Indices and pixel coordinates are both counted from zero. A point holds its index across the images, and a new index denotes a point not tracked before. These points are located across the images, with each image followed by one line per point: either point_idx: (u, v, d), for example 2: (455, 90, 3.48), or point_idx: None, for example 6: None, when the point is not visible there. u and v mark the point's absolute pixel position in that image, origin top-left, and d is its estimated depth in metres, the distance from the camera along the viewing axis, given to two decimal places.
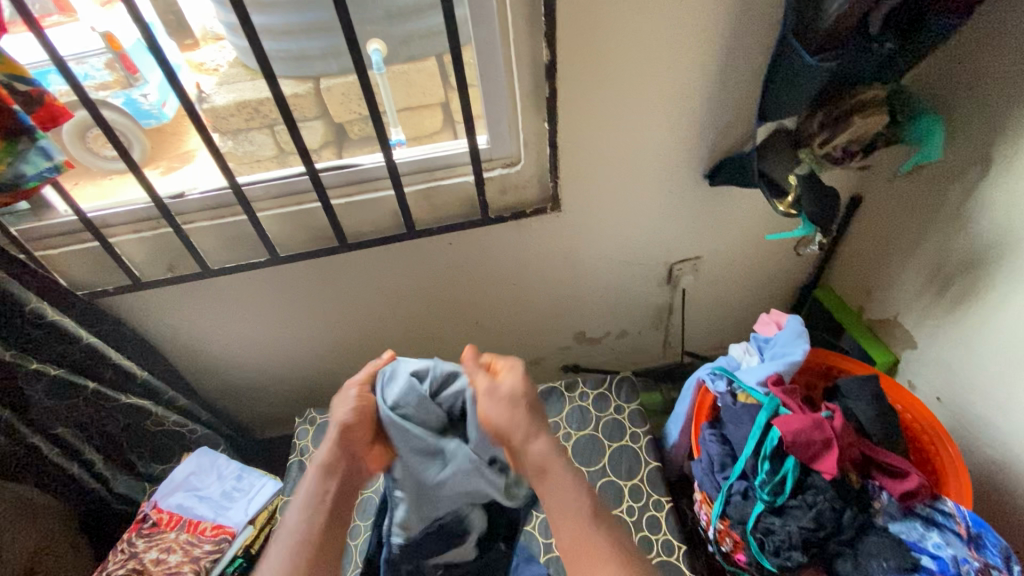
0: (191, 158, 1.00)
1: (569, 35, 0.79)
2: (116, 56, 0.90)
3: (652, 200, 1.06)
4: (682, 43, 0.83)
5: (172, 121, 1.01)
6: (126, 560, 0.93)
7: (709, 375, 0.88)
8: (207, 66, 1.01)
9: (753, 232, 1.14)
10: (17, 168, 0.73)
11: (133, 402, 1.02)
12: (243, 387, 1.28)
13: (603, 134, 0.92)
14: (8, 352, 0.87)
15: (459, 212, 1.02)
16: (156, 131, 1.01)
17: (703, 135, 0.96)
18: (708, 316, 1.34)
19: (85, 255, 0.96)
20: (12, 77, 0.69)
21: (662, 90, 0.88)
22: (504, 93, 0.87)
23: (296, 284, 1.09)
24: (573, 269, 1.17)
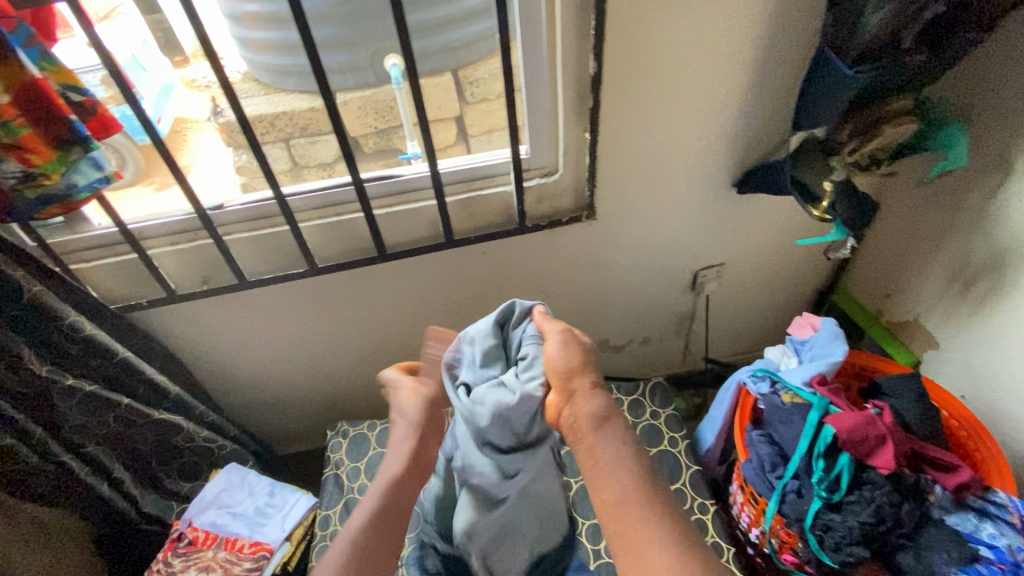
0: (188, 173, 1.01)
1: (614, 48, 0.82)
2: (113, 73, 0.89)
3: (682, 209, 1.08)
4: (719, 57, 0.87)
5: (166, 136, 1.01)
6: None
7: (751, 376, 0.90)
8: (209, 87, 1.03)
9: (775, 239, 1.18)
10: (69, 179, 0.71)
11: (166, 417, 1.00)
12: (267, 402, 1.26)
13: (640, 144, 0.95)
14: (44, 366, 0.84)
15: (495, 221, 1.03)
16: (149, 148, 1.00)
17: (734, 145, 0.99)
18: (728, 322, 1.36)
19: (120, 267, 0.94)
20: (66, 86, 0.68)
21: (698, 102, 0.92)
22: (547, 103, 0.90)
23: (330, 296, 1.08)
24: (601, 277, 1.19)
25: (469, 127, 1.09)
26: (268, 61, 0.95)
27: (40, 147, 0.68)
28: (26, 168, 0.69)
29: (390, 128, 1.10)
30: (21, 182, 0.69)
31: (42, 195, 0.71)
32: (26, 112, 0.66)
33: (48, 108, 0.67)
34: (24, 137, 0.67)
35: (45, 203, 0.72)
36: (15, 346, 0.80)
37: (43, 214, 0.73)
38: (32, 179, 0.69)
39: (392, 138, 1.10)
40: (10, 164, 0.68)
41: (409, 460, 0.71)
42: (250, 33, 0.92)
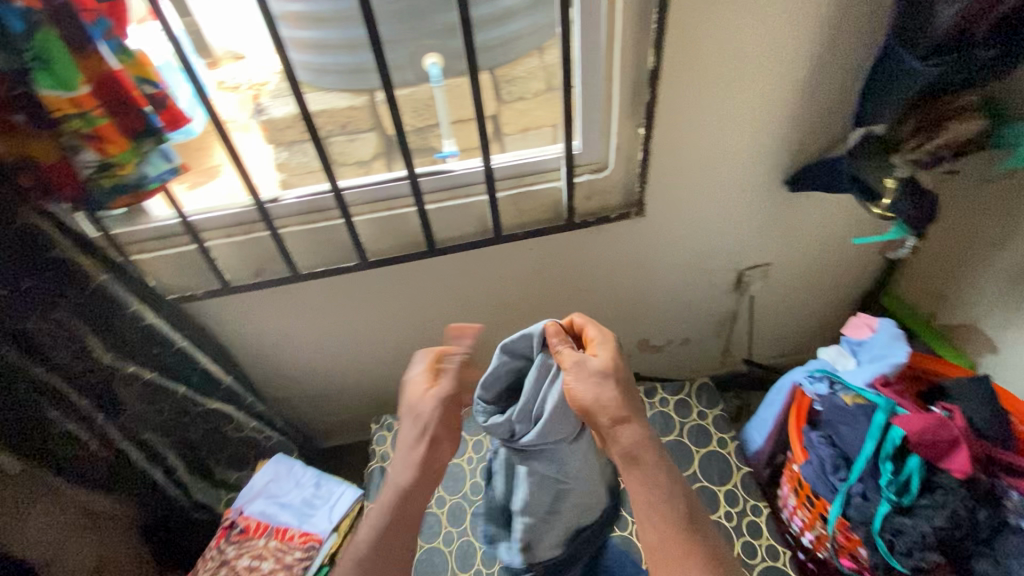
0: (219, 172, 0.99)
1: (675, 41, 0.81)
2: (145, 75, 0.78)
3: (732, 205, 1.07)
4: (780, 51, 0.85)
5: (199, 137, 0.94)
6: (217, 566, 0.92)
7: (808, 377, 0.89)
8: (232, 85, 1.02)
9: (825, 238, 1.16)
10: (140, 170, 0.74)
11: (217, 407, 1.03)
12: (308, 394, 1.27)
13: (694, 139, 0.94)
14: (108, 355, 0.85)
15: (544, 217, 1.03)
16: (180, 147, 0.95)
17: (789, 141, 0.97)
18: (772, 323, 1.34)
19: (178, 258, 0.96)
20: (141, 79, 0.69)
21: (755, 96, 0.90)
22: (602, 97, 0.89)
23: (377, 289, 1.09)
24: (645, 275, 1.18)
25: (504, 126, 1.09)
26: (309, 59, 0.94)
27: (116, 138, 0.69)
28: (102, 158, 0.70)
29: (427, 127, 1.09)
30: (97, 172, 0.71)
31: (115, 186, 0.73)
32: (105, 103, 0.67)
33: (124, 98, 0.68)
34: (103, 128, 0.68)
35: (117, 193, 0.74)
36: (83, 335, 0.82)
37: (113, 204, 0.75)
38: (107, 169, 0.71)
39: (428, 136, 1.08)
40: (88, 154, 0.70)
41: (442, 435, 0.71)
42: (291, 31, 0.90)
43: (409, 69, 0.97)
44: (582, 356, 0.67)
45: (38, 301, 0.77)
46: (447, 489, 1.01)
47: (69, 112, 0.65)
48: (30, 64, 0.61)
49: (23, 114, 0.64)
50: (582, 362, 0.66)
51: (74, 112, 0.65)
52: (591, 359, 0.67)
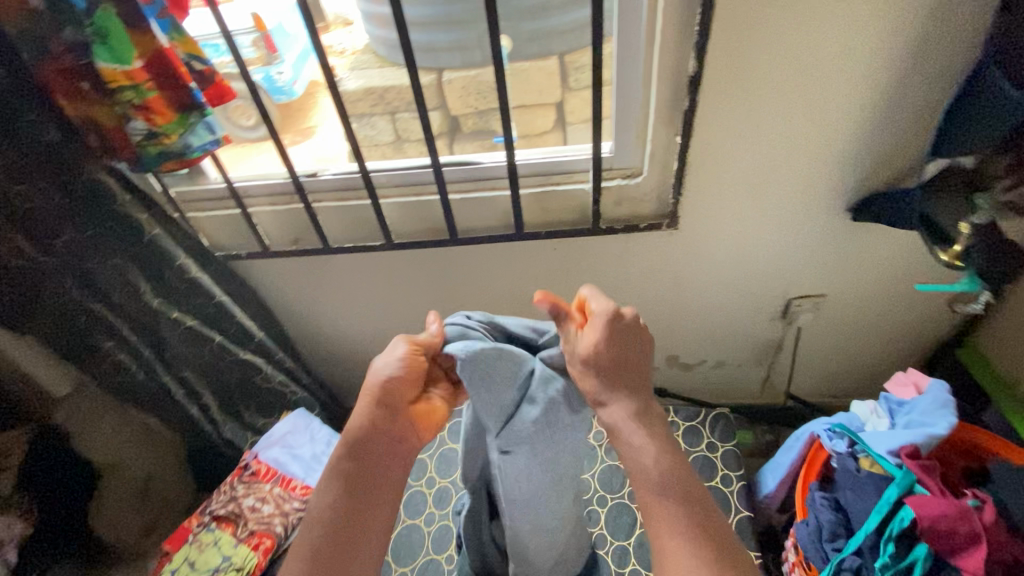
0: (312, 134, 1.09)
1: (720, 47, 0.74)
2: (261, 36, 0.97)
3: (781, 228, 0.97)
4: (847, 64, 0.75)
5: (298, 98, 1.10)
6: (227, 500, 1.00)
7: (826, 432, 0.80)
8: (335, 48, 1.09)
9: (892, 276, 1.02)
10: (185, 139, 0.80)
11: (249, 357, 1.13)
12: (340, 358, 1.36)
13: (739, 153, 0.86)
14: (156, 300, 0.97)
15: (570, 218, 1.00)
16: (284, 107, 1.10)
17: (854, 165, 0.86)
18: (821, 360, 1.22)
19: (227, 220, 1.05)
20: (191, 56, 0.76)
21: (814, 113, 0.80)
22: (638, 100, 0.84)
23: (404, 270, 1.13)
24: (678, 290, 1.11)
25: (568, 114, 1.05)
26: (386, 35, 1.01)
27: (163, 109, 0.76)
28: (150, 127, 0.77)
29: (488, 110, 1.10)
30: (146, 140, 0.79)
31: (161, 152, 0.80)
32: (155, 77, 0.74)
33: (174, 75, 0.74)
34: (151, 100, 0.75)
35: (164, 158, 0.81)
36: (133, 278, 0.93)
37: (163, 167, 0.83)
38: (154, 138, 0.78)
39: (489, 120, 1.10)
40: (138, 122, 0.77)
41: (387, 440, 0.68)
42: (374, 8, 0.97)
43: (477, 50, 1.01)
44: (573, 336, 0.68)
45: (99, 246, 0.88)
46: (439, 471, 1.06)
47: (123, 84, 0.72)
48: (92, 39, 0.69)
49: (89, 83, 0.73)
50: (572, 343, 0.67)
51: (128, 84, 0.72)
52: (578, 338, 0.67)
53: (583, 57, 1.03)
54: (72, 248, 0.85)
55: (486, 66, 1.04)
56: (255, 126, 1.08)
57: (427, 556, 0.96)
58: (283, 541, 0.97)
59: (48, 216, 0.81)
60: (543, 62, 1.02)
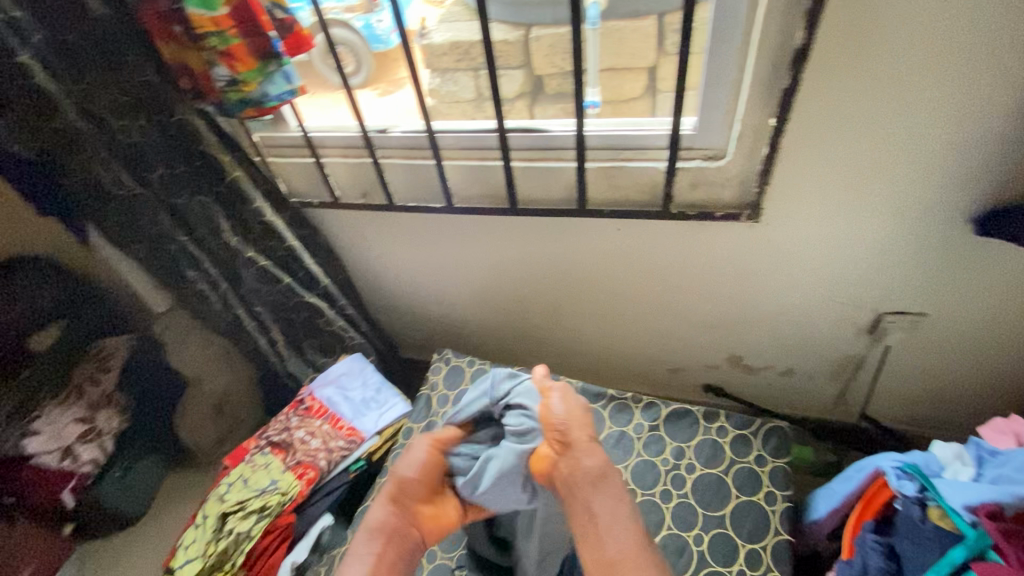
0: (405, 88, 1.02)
1: (837, 15, 0.63)
2: None
3: (883, 234, 0.85)
4: (1000, 44, 0.61)
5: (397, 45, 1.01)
6: (282, 429, 1.09)
7: (894, 471, 0.71)
8: None
9: (1015, 303, 0.87)
10: (264, 88, 0.82)
11: (314, 302, 1.19)
12: (398, 311, 1.41)
13: (843, 143, 0.75)
14: (234, 238, 1.04)
15: (638, 198, 0.93)
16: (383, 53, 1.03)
17: (989, 168, 0.72)
18: (909, 384, 1.08)
19: (303, 168, 1.09)
20: (274, 4, 0.77)
21: (947, 102, 0.67)
22: (731, 74, 0.74)
23: (464, 233, 1.12)
24: (751, 288, 1.02)
25: (660, 82, 0.89)
26: None
27: (244, 57, 0.78)
28: (233, 75, 0.80)
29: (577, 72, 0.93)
30: (228, 87, 0.81)
31: (242, 100, 0.83)
32: (239, 25, 0.75)
33: (255, 23, 0.76)
34: (233, 47, 0.77)
35: (245, 105, 0.84)
36: (215, 216, 1.00)
37: (244, 114, 0.86)
38: (235, 85, 0.81)
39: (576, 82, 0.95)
40: (222, 69, 0.80)
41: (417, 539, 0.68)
42: None
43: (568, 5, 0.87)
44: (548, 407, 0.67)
45: (189, 184, 0.95)
46: None
47: (209, 30, 0.75)
48: None
49: (180, 27, 0.77)
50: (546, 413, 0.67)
51: (213, 30, 0.75)
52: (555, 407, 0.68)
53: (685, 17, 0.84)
54: (166, 183, 0.93)
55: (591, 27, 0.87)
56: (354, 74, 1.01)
57: None
58: (326, 474, 1.04)
59: (146, 151, 0.88)
60: (640, 22, 0.86)
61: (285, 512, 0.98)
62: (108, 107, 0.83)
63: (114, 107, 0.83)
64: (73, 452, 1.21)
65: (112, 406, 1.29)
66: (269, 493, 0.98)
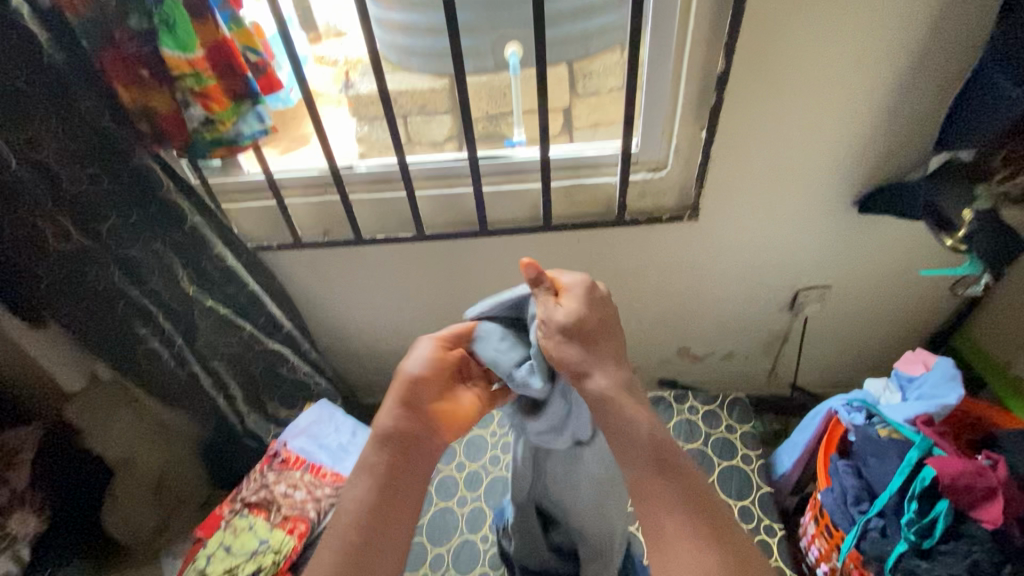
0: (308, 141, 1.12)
1: (747, 47, 0.80)
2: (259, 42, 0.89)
3: (794, 220, 1.04)
4: (862, 65, 0.82)
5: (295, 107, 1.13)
6: (258, 488, 1.00)
7: (844, 406, 0.86)
8: (330, 57, 1.25)
9: (893, 267, 1.10)
10: (237, 127, 0.83)
11: (275, 348, 1.13)
12: (358, 352, 1.38)
13: (759, 147, 0.92)
14: (192, 288, 0.99)
15: (596, 210, 1.05)
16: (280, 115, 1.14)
17: (864, 160, 0.93)
18: (825, 350, 1.28)
19: (260, 211, 1.08)
20: (246, 47, 0.80)
21: (829, 111, 0.87)
22: (666, 98, 0.90)
23: (430, 262, 1.16)
24: (694, 282, 1.17)
25: (575, 119, 1.22)
26: (398, 39, 1.13)
27: (220, 97, 0.79)
28: (207, 115, 0.80)
29: (499, 114, 1.26)
30: (202, 127, 0.81)
31: (215, 139, 0.83)
32: (214, 66, 0.77)
33: (232, 64, 0.77)
34: (210, 88, 0.77)
35: (216, 145, 0.83)
36: (171, 263, 0.95)
37: (211, 154, 0.85)
38: (211, 125, 0.81)
39: (499, 123, 1.26)
40: (196, 110, 0.79)
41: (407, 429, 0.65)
42: (386, 13, 1.10)
43: (491, 56, 1.13)
44: (548, 308, 0.63)
45: (142, 234, 0.90)
46: (468, 455, 1.06)
47: (185, 72, 0.75)
48: (158, 27, 0.72)
49: (149, 71, 0.76)
50: (546, 315, 0.62)
51: (189, 72, 0.75)
52: (555, 310, 0.62)
53: (588, 64, 1.15)
54: (117, 234, 0.87)
55: (498, 73, 1.19)
56: None
57: (462, 536, 0.97)
58: (316, 525, 0.98)
59: (96, 201, 0.83)
60: (554, 69, 1.14)
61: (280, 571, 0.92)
62: (56, 156, 0.78)
63: (60, 154, 0.78)
64: None
65: (28, 505, 1.12)
66: (261, 553, 0.92)
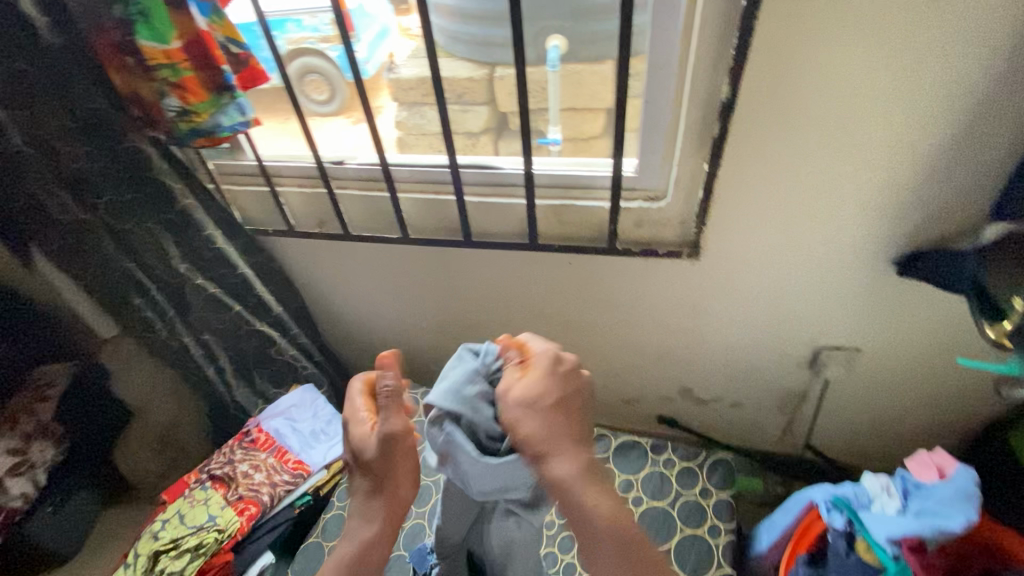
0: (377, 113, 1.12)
1: (756, 75, 0.69)
2: (340, 13, 1.02)
3: (812, 273, 0.89)
4: (904, 105, 0.68)
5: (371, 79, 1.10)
6: (224, 463, 1.05)
7: (826, 504, 0.78)
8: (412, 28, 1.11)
9: (938, 337, 0.93)
10: (216, 119, 0.83)
11: (264, 329, 1.17)
12: (356, 340, 1.39)
13: (772, 189, 0.80)
14: (183, 265, 1.03)
15: (587, 234, 0.96)
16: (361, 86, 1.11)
17: (902, 216, 0.78)
18: (849, 415, 1.12)
19: (258, 197, 1.10)
20: (228, 39, 0.80)
21: (856, 156, 0.74)
22: (667, 122, 0.79)
23: (418, 266, 1.13)
24: (697, 323, 1.05)
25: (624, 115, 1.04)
26: (448, 25, 1.02)
27: (197, 89, 0.80)
28: (184, 105, 0.81)
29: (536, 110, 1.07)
30: (179, 116, 0.82)
31: (194, 129, 0.83)
32: (191, 58, 0.77)
33: (207, 56, 0.78)
34: (186, 79, 0.78)
35: (196, 136, 0.84)
36: (164, 241, 0.99)
37: (194, 143, 0.86)
38: (186, 115, 0.82)
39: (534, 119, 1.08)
40: (172, 99, 0.80)
41: (392, 511, 0.64)
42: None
43: (530, 48, 1.01)
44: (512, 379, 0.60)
45: (135, 210, 0.94)
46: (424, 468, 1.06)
47: (161, 62, 0.77)
48: (135, 18, 0.73)
49: (133, 58, 0.77)
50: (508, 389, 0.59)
51: (165, 62, 0.77)
52: (517, 386, 0.59)
53: None
54: (112, 209, 0.91)
55: (538, 66, 1.03)
56: (328, 101, 1.13)
57: (397, 551, 0.96)
58: (269, 510, 1.01)
59: (93, 177, 0.87)
60: (596, 66, 1.01)
61: (221, 550, 0.95)
62: (55, 131, 0.82)
63: (60, 131, 0.82)
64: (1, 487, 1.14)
65: (48, 437, 1.24)
66: (206, 530, 0.96)
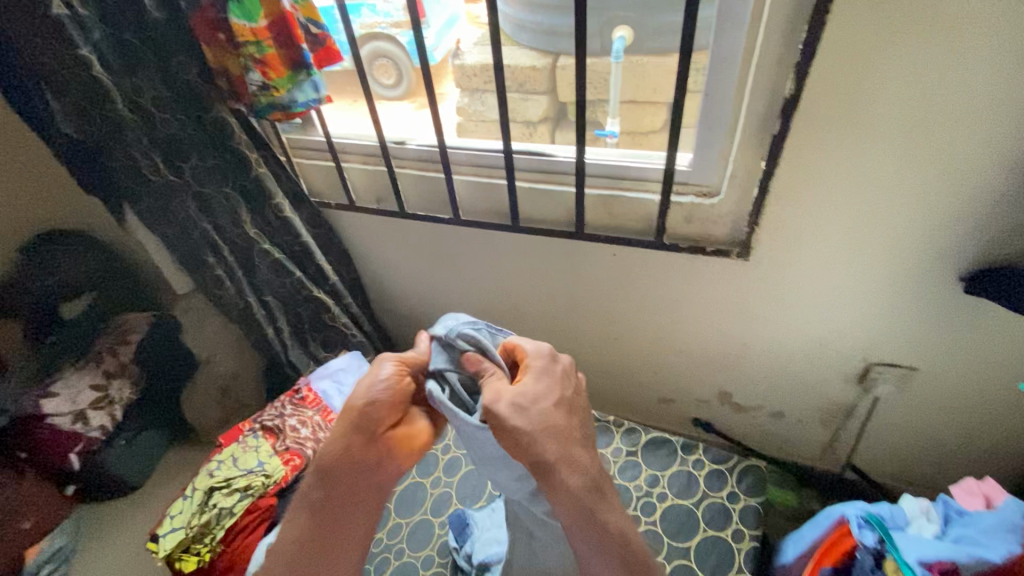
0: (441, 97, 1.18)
1: (822, 72, 0.67)
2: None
3: (869, 283, 0.86)
4: (983, 112, 0.64)
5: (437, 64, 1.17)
6: (275, 415, 1.14)
7: (857, 520, 0.76)
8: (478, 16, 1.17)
9: (1004, 362, 0.88)
10: (292, 94, 0.89)
11: (320, 297, 1.24)
12: (401, 315, 1.45)
13: (831, 192, 0.77)
14: (253, 229, 1.11)
15: (634, 226, 0.96)
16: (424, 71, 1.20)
17: (972, 229, 0.74)
18: (898, 437, 1.07)
19: (325, 171, 1.17)
20: (308, 19, 0.86)
21: (926, 163, 0.70)
22: (725, 118, 0.78)
23: (466, 247, 1.16)
24: (743, 327, 1.02)
25: None
26: (514, 13, 1.04)
27: (278, 66, 0.86)
28: (265, 81, 0.87)
29: (597, 100, 1.08)
30: (260, 90, 0.88)
31: (271, 103, 0.90)
32: (275, 37, 0.84)
33: (290, 35, 0.84)
34: (269, 56, 0.85)
35: (273, 109, 0.91)
36: (238, 207, 1.07)
37: (271, 116, 0.93)
38: (267, 90, 0.88)
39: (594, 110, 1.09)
40: (255, 74, 0.86)
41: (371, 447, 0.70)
42: None
43: (598, 39, 1.00)
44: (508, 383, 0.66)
45: (216, 175, 1.03)
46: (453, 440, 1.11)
47: (248, 39, 0.82)
48: None
49: (225, 34, 0.85)
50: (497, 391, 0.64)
51: (252, 40, 0.82)
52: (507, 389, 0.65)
53: None
54: (196, 173, 1.00)
55: (603, 57, 1.02)
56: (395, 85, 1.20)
57: (424, 514, 1.02)
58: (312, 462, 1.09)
59: (181, 142, 0.96)
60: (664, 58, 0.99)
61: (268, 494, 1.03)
62: (153, 99, 0.91)
63: (156, 100, 0.91)
64: (84, 417, 1.28)
65: (127, 376, 1.37)
66: (254, 474, 1.04)
